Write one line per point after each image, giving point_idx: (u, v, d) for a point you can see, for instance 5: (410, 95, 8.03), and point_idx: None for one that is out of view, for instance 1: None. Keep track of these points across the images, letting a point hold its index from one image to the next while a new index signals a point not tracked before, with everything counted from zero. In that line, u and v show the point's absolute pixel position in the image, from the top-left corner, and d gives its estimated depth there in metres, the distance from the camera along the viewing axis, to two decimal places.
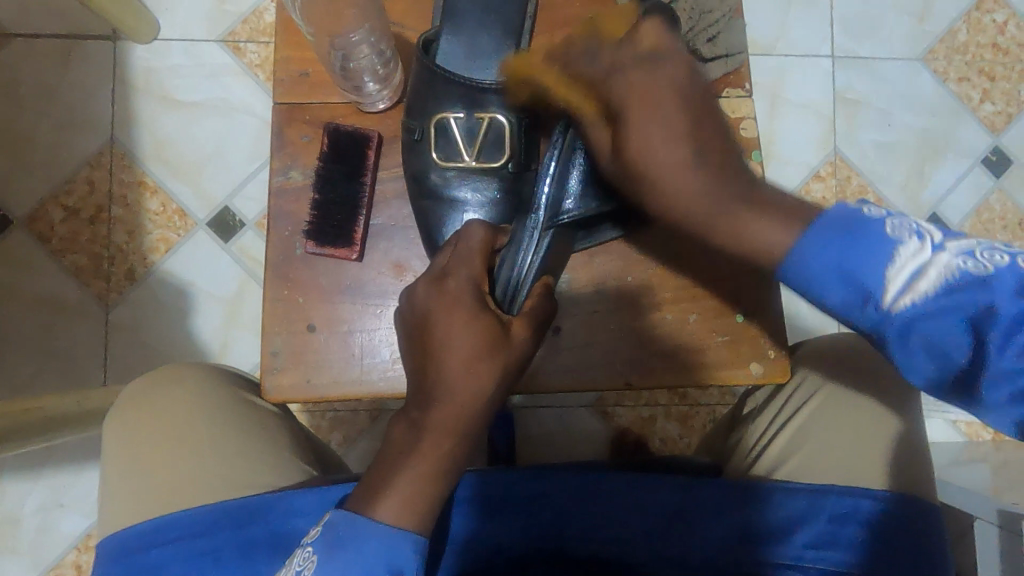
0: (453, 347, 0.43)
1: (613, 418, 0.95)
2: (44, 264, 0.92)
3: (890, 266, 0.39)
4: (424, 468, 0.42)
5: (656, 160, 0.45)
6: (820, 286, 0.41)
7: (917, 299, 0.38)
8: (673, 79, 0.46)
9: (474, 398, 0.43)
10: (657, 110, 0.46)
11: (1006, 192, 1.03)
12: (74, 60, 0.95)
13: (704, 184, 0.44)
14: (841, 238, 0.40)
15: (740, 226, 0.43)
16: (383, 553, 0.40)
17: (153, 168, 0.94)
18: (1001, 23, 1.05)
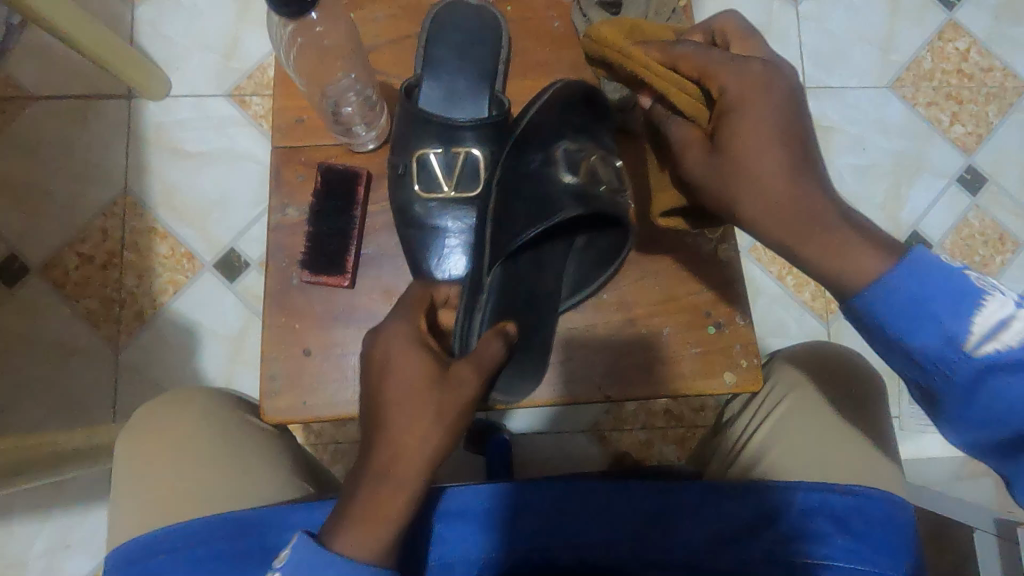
0: (389, 382, 0.46)
1: (610, 442, 0.96)
2: (57, 309, 0.97)
3: (976, 314, 0.38)
4: (373, 504, 0.43)
5: (754, 133, 0.42)
6: (907, 326, 0.38)
7: (1001, 347, 0.37)
8: (756, 111, 0.42)
9: (410, 437, 0.44)
10: (761, 143, 0.42)
11: (983, 209, 1.07)
12: (91, 118, 1.01)
13: (784, 185, 0.41)
14: (931, 280, 0.38)
15: (838, 245, 0.40)
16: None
17: (163, 215, 1.00)
18: (963, 51, 1.10)
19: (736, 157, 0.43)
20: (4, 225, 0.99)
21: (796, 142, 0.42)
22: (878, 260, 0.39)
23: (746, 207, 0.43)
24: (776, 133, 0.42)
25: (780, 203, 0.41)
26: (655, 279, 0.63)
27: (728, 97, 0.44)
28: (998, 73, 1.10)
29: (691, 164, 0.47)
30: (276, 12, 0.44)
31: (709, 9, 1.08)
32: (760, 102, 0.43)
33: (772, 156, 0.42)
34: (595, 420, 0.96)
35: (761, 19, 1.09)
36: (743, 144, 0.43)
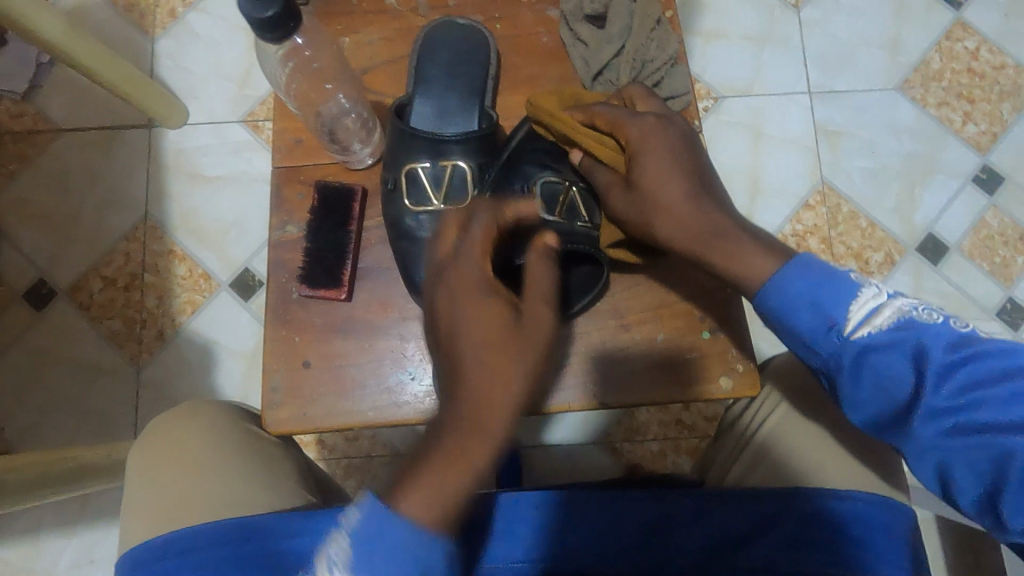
0: (469, 333, 0.42)
1: (622, 453, 0.95)
2: (83, 331, 1.01)
3: (853, 303, 0.44)
4: (449, 460, 0.39)
5: (660, 168, 0.50)
6: (791, 313, 0.45)
7: (875, 330, 0.43)
8: (662, 151, 0.50)
9: (485, 396, 0.41)
10: (672, 173, 0.49)
11: (1002, 208, 1.04)
12: (115, 147, 1.06)
13: (692, 213, 0.48)
14: (814, 275, 0.44)
15: (728, 258, 0.47)
16: (420, 563, 0.40)
17: (182, 237, 1.03)
18: (973, 49, 1.09)
19: (648, 188, 0.50)
20: (34, 251, 1.03)
21: (705, 174, 0.51)
22: (770, 262, 0.46)
23: (661, 234, 0.50)
24: (682, 165, 0.50)
25: (689, 226, 0.48)
26: (649, 286, 0.64)
27: (634, 138, 0.52)
28: (1011, 71, 1.08)
29: (614, 201, 0.53)
30: (264, 39, 0.45)
31: (709, 18, 1.09)
32: (662, 142, 0.51)
33: (678, 184, 0.49)
34: (607, 432, 0.95)
35: (763, 26, 1.09)
36: (653, 179, 0.50)
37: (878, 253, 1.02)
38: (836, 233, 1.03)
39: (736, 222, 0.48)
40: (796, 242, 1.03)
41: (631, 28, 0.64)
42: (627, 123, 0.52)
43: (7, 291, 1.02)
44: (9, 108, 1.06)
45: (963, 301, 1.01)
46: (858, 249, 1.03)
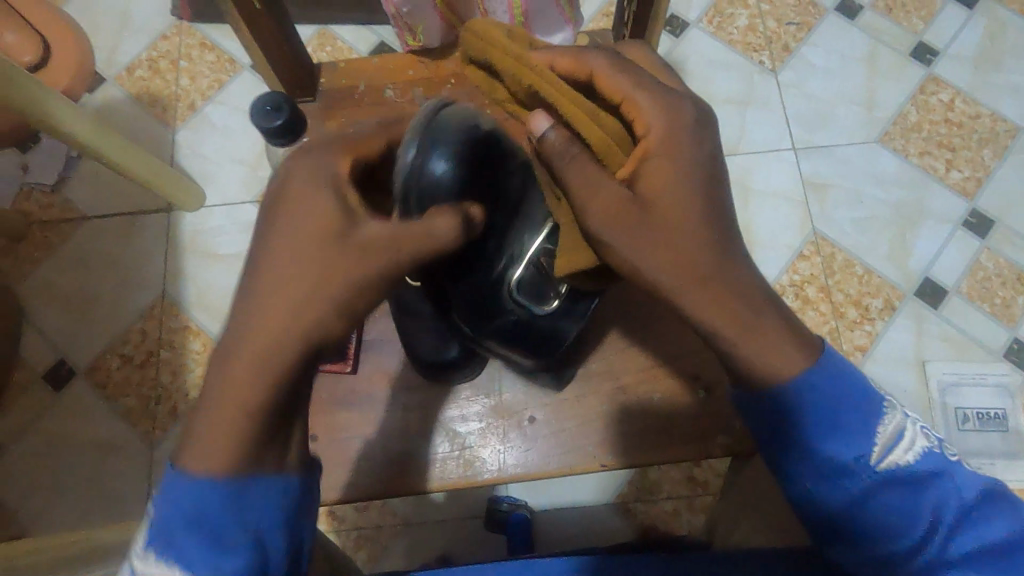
0: (296, 222, 0.42)
1: (636, 513, 0.94)
2: (98, 409, 1.03)
3: (885, 431, 0.47)
4: (231, 386, 0.40)
5: (677, 194, 0.45)
6: (826, 440, 0.46)
7: (899, 461, 0.46)
8: (672, 174, 0.45)
9: (292, 303, 0.41)
10: (681, 201, 0.45)
11: (996, 250, 1.06)
12: (136, 231, 1.12)
13: (694, 248, 0.44)
14: (851, 399, 0.46)
15: (730, 302, 0.45)
16: (216, 512, 0.40)
17: (197, 314, 1.07)
18: (948, 101, 1.14)
19: (656, 211, 0.45)
20: (56, 333, 1.07)
21: (711, 193, 0.46)
22: (786, 364, 0.45)
23: (659, 273, 0.44)
24: (690, 187, 0.45)
25: (697, 270, 0.44)
26: (647, 347, 0.66)
27: (652, 135, 0.46)
28: (987, 119, 1.13)
29: (600, 214, 0.45)
30: (280, 138, 0.52)
31: (692, 86, 1.15)
32: (677, 152, 0.45)
33: (698, 214, 0.45)
34: (619, 492, 0.94)
35: (744, 91, 1.15)
36: (663, 205, 0.45)
37: (877, 300, 1.04)
38: (833, 281, 1.05)
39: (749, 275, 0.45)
40: (794, 293, 1.05)
41: None
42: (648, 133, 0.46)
43: (28, 373, 1.05)
44: (39, 199, 1.13)
45: (968, 344, 1.02)
46: (856, 296, 1.04)
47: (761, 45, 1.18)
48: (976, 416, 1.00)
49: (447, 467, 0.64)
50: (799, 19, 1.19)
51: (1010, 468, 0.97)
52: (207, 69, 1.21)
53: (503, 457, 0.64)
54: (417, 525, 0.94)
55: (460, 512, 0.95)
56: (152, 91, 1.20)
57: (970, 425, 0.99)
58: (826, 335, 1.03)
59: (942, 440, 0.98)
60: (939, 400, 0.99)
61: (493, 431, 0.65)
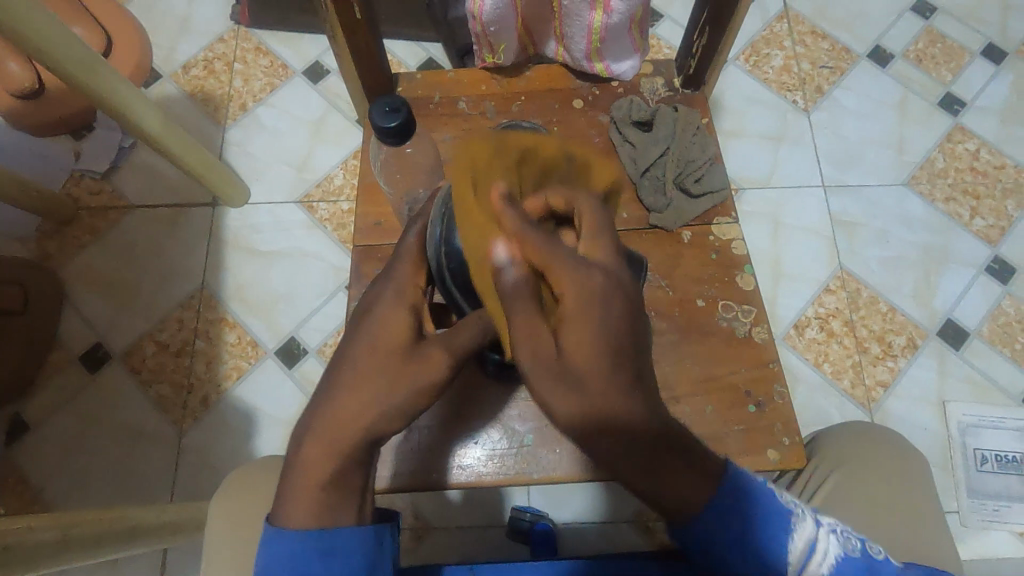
0: (365, 332, 0.49)
1: (657, 533, 0.95)
2: (131, 393, 1.05)
3: (790, 542, 0.45)
4: (304, 474, 0.46)
5: (591, 337, 0.41)
6: (733, 556, 0.45)
7: (817, 568, 0.45)
8: (590, 306, 0.41)
9: (364, 397, 0.46)
10: (587, 340, 0.41)
11: (1017, 297, 1.09)
12: (182, 223, 1.15)
13: (600, 391, 0.41)
14: (747, 506, 0.45)
15: (635, 447, 0.42)
16: (325, 541, 0.46)
17: (234, 307, 1.10)
18: (974, 151, 1.18)
19: (564, 359, 0.42)
20: (94, 317, 1.10)
21: (623, 330, 0.42)
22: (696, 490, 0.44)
23: (562, 417, 0.42)
24: (585, 334, 0.41)
25: (597, 425, 0.42)
26: None
27: (586, 291, 0.41)
28: (1011, 170, 1.16)
29: (523, 354, 0.42)
30: (383, 141, 0.53)
31: (729, 120, 1.20)
32: (594, 310, 0.41)
33: (600, 348, 0.41)
34: (640, 510, 0.95)
35: (778, 128, 1.19)
36: (577, 352, 0.41)
37: (900, 337, 1.06)
38: (858, 317, 1.08)
39: (660, 431, 0.43)
40: (819, 325, 1.07)
41: (674, 133, 0.71)
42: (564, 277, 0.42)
43: (64, 354, 1.07)
44: (89, 186, 1.17)
45: (989, 388, 1.04)
46: (880, 333, 1.07)
47: (795, 85, 1.22)
48: (994, 459, 1.01)
49: (504, 462, 0.63)
50: (832, 63, 1.24)
51: None
52: (261, 72, 1.25)
53: (557, 460, 0.63)
54: (438, 530, 0.95)
55: (483, 519, 0.96)
56: (206, 89, 1.24)
57: (988, 467, 1.01)
58: (850, 369, 1.05)
59: (960, 480, 1.00)
60: (959, 440, 1.00)
61: (549, 432, 0.63)
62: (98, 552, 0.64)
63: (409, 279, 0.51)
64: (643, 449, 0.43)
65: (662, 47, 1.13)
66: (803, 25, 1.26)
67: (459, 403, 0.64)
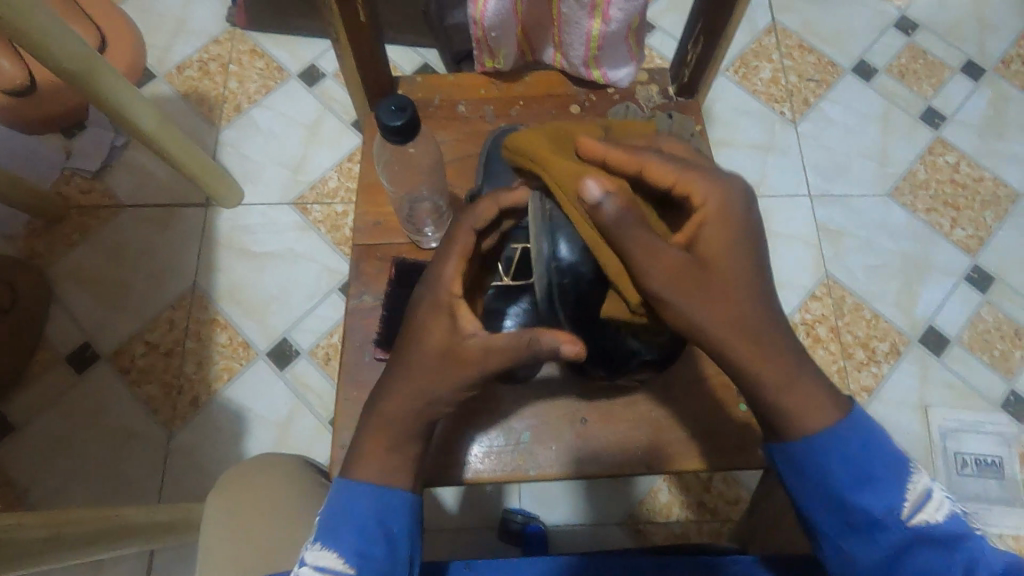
0: (418, 329, 0.50)
1: (647, 535, 0.96)
2: (120, 393, 1.04)
3: (908, 490, 0.47)
4: (367, 453, 0.50)
5: (723, 246, 0.45)
6: (851, 492, 0.46)
7: (928, 521, 0.47)
8: (727, 230, 0.45)
9: (421, 392, 0.49)
10: (728, 259, 0.45)
11: (995, 305, 1.12)
12: (174, 222, 1.15)
13: (740, 308, 0.45)
14: (866, 450, 0.47)
15: (771, 366, 0.46)
16: (388, 508, 0.50)
17: (227, 307, 1.09)
18: (954, 163, 1.21)
19: (710, 275, 0.45)
20: (84, 316, 1.09)
21: (753, 251, 0.46)
22: (825, 415, 0.47)
23: (716, 331, 0.45)
24: (726, 253, 0.45)
25: (744, 334, 0.45)
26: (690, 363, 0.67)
27: (710, 209, 0.45)
28: (989, 183, 1.20)
29: (663, 280, 0.44)
30: (388, 139, 0.54)
31: (718, 129, 1.22)
32: (727, 227, 0.45)
33: (744, 265, 0.45)
34: (631, 512, 0.96)
35: (766, 138, 1.22)
36: (718, 271, 0.45)
37: (884, 343, 1.09)
38: (843, 323, 1.10)
39: (787, 333, 0.47)
40: (806, 331, 1.09)
41: None
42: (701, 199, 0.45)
43: (51, 353, 1.06)
44: (80, 184, 1.16)
45: (969, 393, 1.07)
46: (864, 339, 1.09)
47: (783, 97, 1.25)
48: (974, 462, 1.03)
49: (500, 459, 0.63)
50: (818, 76, 1.27)
51: (1007, 515, 1.01)
52: (256, 74, 1.25)
53: (552, 458, 0.63)
54: (430, 532, 0.95)
55: (475, 521, 0.96)
56: (200, 90, 1.24)
57: (969, 470, 1.03)
58: (835, 374, 1.07)
59: (942, 483, 1.02)
60: (940, 444, 1.03)
61: (545, 429, 0.64)
62: (90, 550, 0.63)
63: (450, 278, 0.50)
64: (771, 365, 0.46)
65: (654, 58, 1.15)
66: (790, 38, 1.30)
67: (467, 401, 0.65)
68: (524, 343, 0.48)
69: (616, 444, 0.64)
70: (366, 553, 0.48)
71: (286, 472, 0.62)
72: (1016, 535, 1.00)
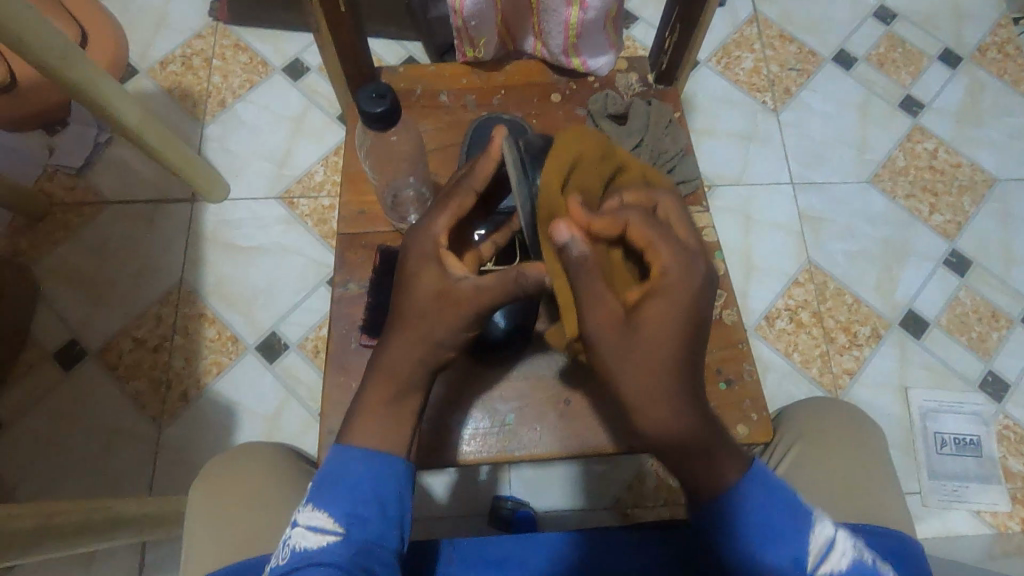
0: (415, 282, 0.52)
1: (634, 518, 0.97)
2: (108, 390, 1.04)
3: (811, 541, 0.47)
4: (366, 403, 0.51)
5: (665, 308, 0.46)
6: (761, 546, 0.47)
7: (832, 571, 0.46)
8: (671, 299, 0.46)
9: (420, 331, 0.51)
10: (661, 323, 0.46)
11: (973, 288, 1.14)
12: (159, 218, 1.14)
13: (658, 371, 0.46)
14: (768, 500, 0.48)
15: (671, 423, 0.46)
16: (380, 476, 0.49)
17: (214, 302, 1.09)
18: (932, 150, 1.23)
19: (638, 328, 0.46)
20: (69, 313, 1.08)
21: (692, 326, 0.46)
22: (730, 473, 0.48)
23: (631, 389, 0.46)
24: (664, 317, 0.46)
25: (657, 394, 0.46)
26: None
27: (664, 281, 0.47)
28: (967, 168, 1.22)
29: (597, 318, 0.47)
30: (369, 126, 0.55)
31: (702, 118, 1.24)
32: (676, 300, 0.46)
33: (675, 335, 0.46)
34: (619, 497, 0.98)
35: (748, 127, 1.24)
36: (649, 322, 0.46)
37: (865, 327, 1.11)
38: (825, 308, 1.12)
39: (698, 408, 0.47)
40: (789, 316, 1.11)
41: (647, 126, 0.72)
42: (661, 261, 0.48)
43: (37, 350, 1.06)
44: (63, 181, 1.15)
45: (947, 374, 1.09)
46: (846, 323, 1.11)
47: (765, 86, 1.27)
48: (953, 442, 1.06)
49: (486, 441, 0.64)
50: (799, 65, 1.29)
51: (985, 491, 1.03)
52: (240, 69, 1.25)
53: (537, 438, 0.64)
54: (420, 520, 0.96)
55: (465, 508, 0.97)
56: (184, 85, 1.23)
57: (948, 449, 1.05)
58: (818, 358, 1.09)
59: (923, 462, 1.04)
60: (920, 424, 1.05)
61: (529, 411, 0.65)
62: (80, 540, 0.64)
63: (438, 230, 0.53)
64: (698, 447, 0.47)
65: (637, 48, 1.16)
66: (772, 29, 1.31)
67: (449, 390, 0.65)
68: (511, 280, 0.51)
69: (600, 426, 0.65)
70: (356, 513, 0.48)
71: (276, 460, 0.63)
72: (994, 511, 1.02)
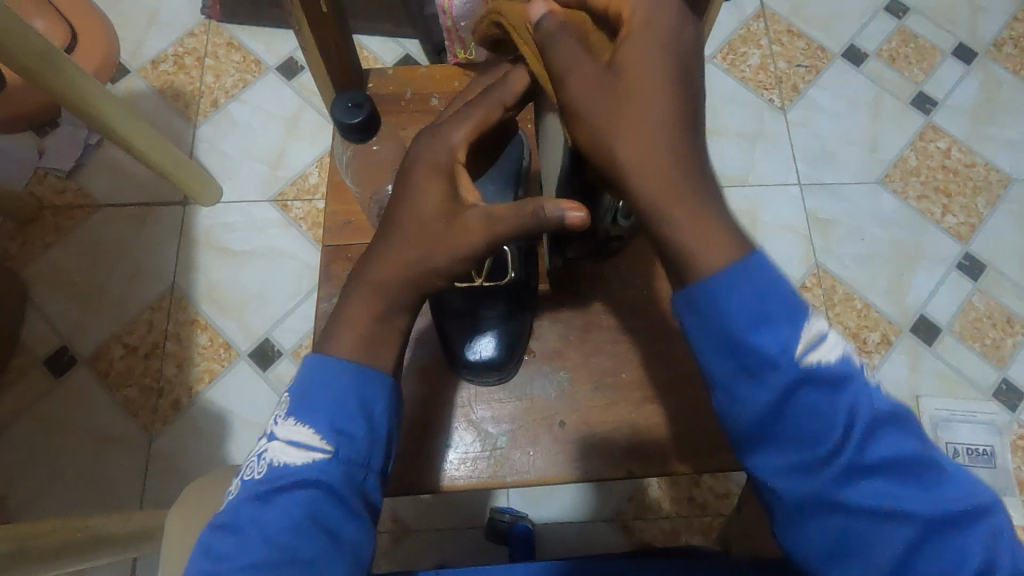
0: (417, 197, 0.47)
1: (635, 532, 0.94)
2: (98, 398, 1.02)
3: (806, 333, 0.40)
4: (353, 318, 0.47)
5: (643, 77, 0.39)
6: (750, 336, 0.39)
7: (821, 361, 0.41)
8: (664, 63, 0.39)
9: (416, 250, 0.46)
10: (659, 92, 0.39)
11: (987, 293, 1.10)
12: (150, 222, 1.12)
13: (656, 131, 0.39)
14: (763, 285, 0.39)
15: (665, 222, 0.40)
16: (362, 396, 0.46)
17: (205, 307, 1.07)
18: (945, 149, 1.19)
19: (624, 88, 0.40)
20: (58, 319, 1.06)
21: (687, 96, 0.40)
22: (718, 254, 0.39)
23: (628, 150, 0.39)
24: (657, 84, 0.39)
25: (660, 157, 0.39)
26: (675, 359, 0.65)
27: (637, 21, 0.40)
28: (982, 168, 1.18)
29: (577, 87, 0.41)
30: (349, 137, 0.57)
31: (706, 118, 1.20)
32: (658, 57, 0.39)
33: (668, 100, 0.39)
34: (620, 509, 0.95)
35: (754, 126, 1.20)
36: (635, 81, 0.40)
37: (874, 333, 1.08)
38: (833, 313, 1.09)
39: (707, 177, 0.40)
40: None
41: None
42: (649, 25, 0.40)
43: (27, 357, 1.04)
44: (54, 184, 1.13)
45: (958, 382, 1.06)
46: (855, 329, 1.08)
47: (772, 84, 1.23)
48: (966, 452, 1.02)
49: (476, 465, 0.62)
50: (808, 61, 1.25)
51: None
52: (233, 68, 1.22)
53: (531, 461, 0.62)
54: (415, 532, 0.94)
55: (460, 520, 0.95)
56: (175, 85, 1.21)
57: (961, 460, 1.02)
58: None
59: None
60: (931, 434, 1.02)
61: (523, 433, 0.63)
62: (60, 563, 0.62)
63: (457, 142, 0.48)
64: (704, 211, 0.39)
65: None
66: (779, 24, 1.27)
67: (413, 424, 0.63)
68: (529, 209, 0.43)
69: (597, 448, 0.62)
70: (344, 431, 0.45)
71: None
72: None
